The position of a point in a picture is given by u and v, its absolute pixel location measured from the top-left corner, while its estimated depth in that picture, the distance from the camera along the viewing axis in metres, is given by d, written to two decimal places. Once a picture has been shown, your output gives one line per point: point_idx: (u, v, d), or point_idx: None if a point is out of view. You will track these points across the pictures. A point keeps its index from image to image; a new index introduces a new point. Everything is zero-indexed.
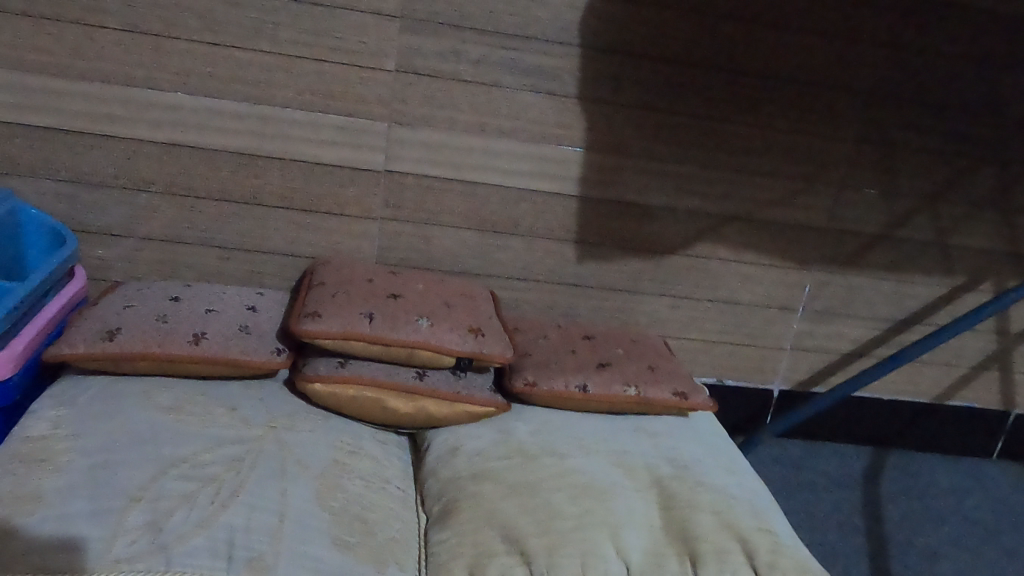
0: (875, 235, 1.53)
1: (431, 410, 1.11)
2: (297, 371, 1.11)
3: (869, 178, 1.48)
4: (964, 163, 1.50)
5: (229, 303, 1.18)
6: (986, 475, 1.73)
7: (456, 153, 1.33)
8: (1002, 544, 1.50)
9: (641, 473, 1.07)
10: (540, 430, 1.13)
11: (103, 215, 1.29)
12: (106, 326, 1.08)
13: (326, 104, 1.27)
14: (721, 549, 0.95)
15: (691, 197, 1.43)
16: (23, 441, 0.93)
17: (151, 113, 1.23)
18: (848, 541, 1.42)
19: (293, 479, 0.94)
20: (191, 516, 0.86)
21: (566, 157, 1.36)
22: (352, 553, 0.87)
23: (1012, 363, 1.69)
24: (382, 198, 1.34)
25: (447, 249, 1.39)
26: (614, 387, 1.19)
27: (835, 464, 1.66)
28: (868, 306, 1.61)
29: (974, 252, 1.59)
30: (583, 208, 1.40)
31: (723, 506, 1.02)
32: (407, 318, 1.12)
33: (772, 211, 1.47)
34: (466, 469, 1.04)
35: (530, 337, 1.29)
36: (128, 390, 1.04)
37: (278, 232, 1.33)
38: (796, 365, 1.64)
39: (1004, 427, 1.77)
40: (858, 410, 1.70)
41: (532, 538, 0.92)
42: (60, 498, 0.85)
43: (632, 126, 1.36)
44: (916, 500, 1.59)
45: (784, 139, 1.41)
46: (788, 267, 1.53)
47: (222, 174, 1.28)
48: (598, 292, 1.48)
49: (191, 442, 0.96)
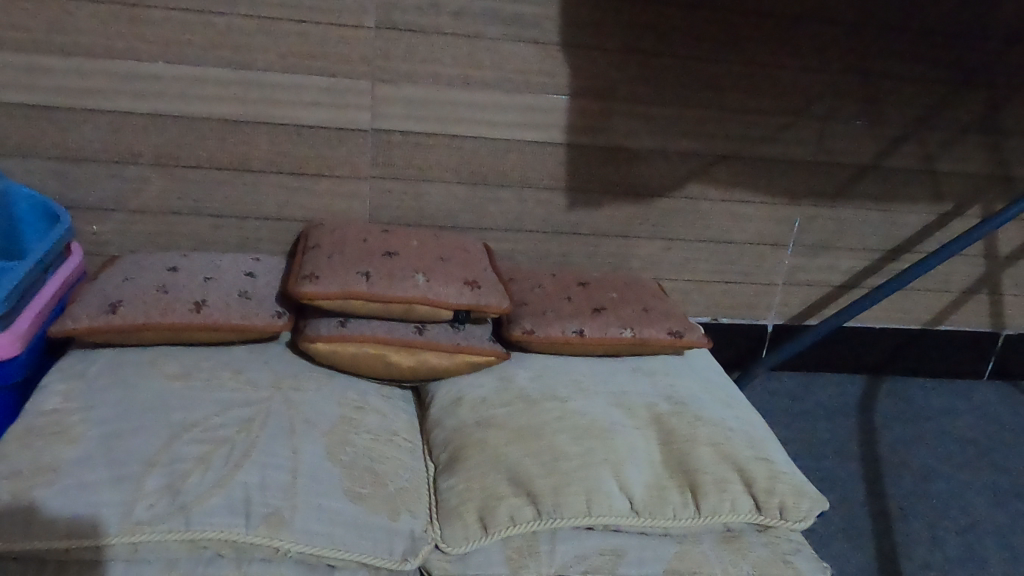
0: (862, 165, 1.54)
1: (433, 362, 1.14)
2: (299, 333, 1.13)
3: (854, 110, 1.48)
4: (949, 88, 1.50)
5: (227, 269, 1.20)
6: (978, 395, 1.78)
7: (442, 108, 1.33)
8: (995, 460, 1.54)
9: (640, 411, 1.09)
10: (540, 375, 1.16)
11: (94, 191, 1.29)
12: (109, 299, 1.09)
13: (308, 66, 1.26)
14: (720, 480, 0.99)
15: (678, 139, 1.44)
16: (38, 415, 0.95)
17: (133, 86, 1.23)
18: (844, 466, 1.46)
19: (302, 436, 0.97)
20: (207, 477, 0.89)
21: (552, 106, 1.37)
22: (364, 504, 0.91)
23: (1001, 285, 1.71)
24: (371, 157, 1.34)
25: (438, 204, 1.40)
26: (611, 330, 1.21)
27: (831, 394, 1.70)
28: (858, 238, 1.62)
29: (961, 177, 1.60)
30: (572, 155, 1.41)
31: (721, 439, 1.05)
32: (403, 274, 1.13)
33: (760, 147, 1.48)
34: (472, 416, 1.07)
35: (526, 286, 1.31)
36: (136, 360, 1.06)
37: (271, 197, 1.34)
38: (789, 299, 1.67)
39: (995, 349, 1.80)
40: (850, 340, 1.74)
41: (538, 480, 0.95)
42: (77, 467, 0.88)
43: (616, 70, 1.36)
44: (910, 424, 1.63)
45: (768, 75, 1.41)
46: (778, 203, 1.55)
47: (210, 141, 1.28)
48: (590, 239, 1.49)
49: (201, 407, 0.99)
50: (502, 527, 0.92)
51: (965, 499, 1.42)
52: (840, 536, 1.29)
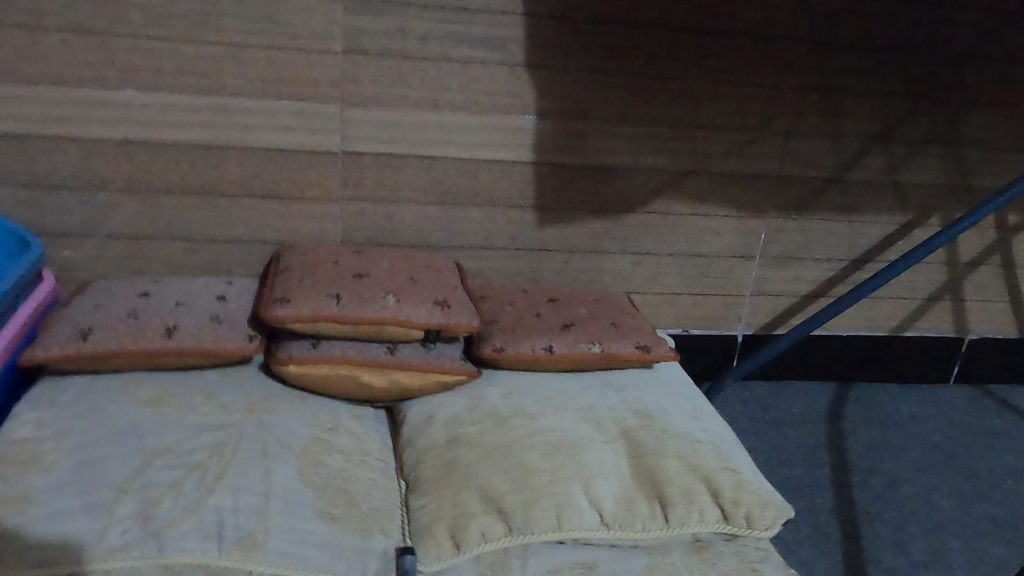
0: (824, 178, 1.58)
1: (404, 380, 1.15)
2: (271, 355, 1.14)
3: (815, 124, 1.52)
4: (905, 102, 1.55)
5: (199, 293, 1.21)
6: (944, 400, 1.81)
7: (411, 130, 1.35)
8: (961, 464, 1.57)
9: (609, 426, 1.12)
10: (511, 392, 1.17)
11: (65, 217, 1.30)
12: (80, 327, 1.10)
13: (277, 90, 1.28)
14: (687, 491, 1.01)
15: (643, 156, 1.46)
16: (9, 444, 0.96)
17: (103, 112, 1.24)
18: (814, 474, 1.49)
19: (274, 458, 0.98)
20: (179, 502, 0.90)
21: (520, 125, 1.39)
22: (337, 525, 0.92)
23: (963, 292, 1.76)
24: (342, 179, 1.36)
25: (409, 224, 1.42)
26: (580, 345, 1.24)
27: (801, 402, 1.73)
28: (824, 248, 1.66)
29: (921, 188, 1.64)
30: (540, 174, 1.43)
31: (687, 450, 1.08)
32: (374, 296, 1.15)
33: (724, 161, 1.51)
34: (442, 435, 1.08)
35: (496, 304, 1.33)
36: (108, 386, 1.07)
37: (242, 220, 1.35)
38: (758, 310, 1.70)
39: (960, 353, 1.84)
40: (818, 348, 1.77)
41: (508, 497, 0.97)
42: (49, 496, 0.88)
43: (582, 89, 1.39)
44: (878, 430, 1.66)
45: (730, 91, 1.45)
46: (744, 216, 1.58)
47: (181, 167, 1.30)
48: (560, 254, 1.51)
49: (173, 432, 1.00)
50: (473, 544, 0.93)
51: (931, 502, 1.45)
52: (809, 543, 1.31)
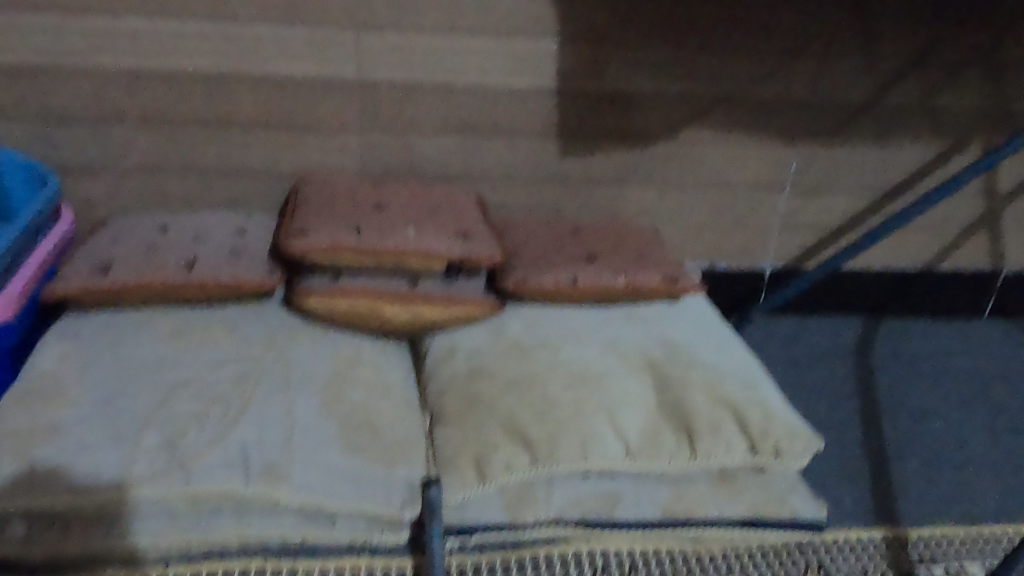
0: (858, 104, 1.51)
1: (426, 313, 1.13)
2: (291, 288, 1.12)
3: (850, 47, 1.45)
4: (946, 22, 1.47)
5: (217, 227, 1.19)
6: (978, 333, 1.77)
7: (427, 57, 1.31)
8: (993, 398, 1.54)
9: (634, 357, 1.09)
10: (534, 325, 1.15)
11: (80, 152, 1.28)
12: (100, 262, 1.10)
13: (288, 17, 1.24)
14: (714, 422, 1.00)
15: (669, 83, 1.41)
16: (35, 377, 0.96)
17: (112, 43, 1.21)
18: (841, 408, 1.47)
19: (297, 391, 0.98)
20: (204, 433, 0.89)
21: (540, 51, 1.34)
22: (360, 456, 0.92)
23: (1001, 222, 1.70)
24: (359, 110, 1.32)
25: (428, 156, 1.38)
26: (604, 277, 1.21)
27: (830, 335, 1.70)
28: (857, 177, 1.60)
29: (961, 113, 1.57)
30: (561, 102, 1.39)
31: (714, 381, 1.05)
32: (393, 228, 1.13)
33: (753, 88, 1.45)
34: (465, 367, 1.07)
35: (519, 236, 1.30)
36: (128, 320, 1.07)
37: (258, 153, 1.33)
38: (787, 243, 1.66)
39: (995, 286, 1.79)
40: (845, 282, 1.74)
41: (532, 428, 0.96)
42: (75, 426, 0.89)
43: (604, 12, 1.33)
44: (909, 364, 1.63)
45: (760, 13, 1.38)
46: (773, 146, 1.52)
47: (194, 99, 1.27)
48: (584, 185, 1.48)
49: (195, 365, 0.99)
50: (498, 474, 0.92)
51: (961, 437, 1.42)
52: (834, 475, 1.30)
